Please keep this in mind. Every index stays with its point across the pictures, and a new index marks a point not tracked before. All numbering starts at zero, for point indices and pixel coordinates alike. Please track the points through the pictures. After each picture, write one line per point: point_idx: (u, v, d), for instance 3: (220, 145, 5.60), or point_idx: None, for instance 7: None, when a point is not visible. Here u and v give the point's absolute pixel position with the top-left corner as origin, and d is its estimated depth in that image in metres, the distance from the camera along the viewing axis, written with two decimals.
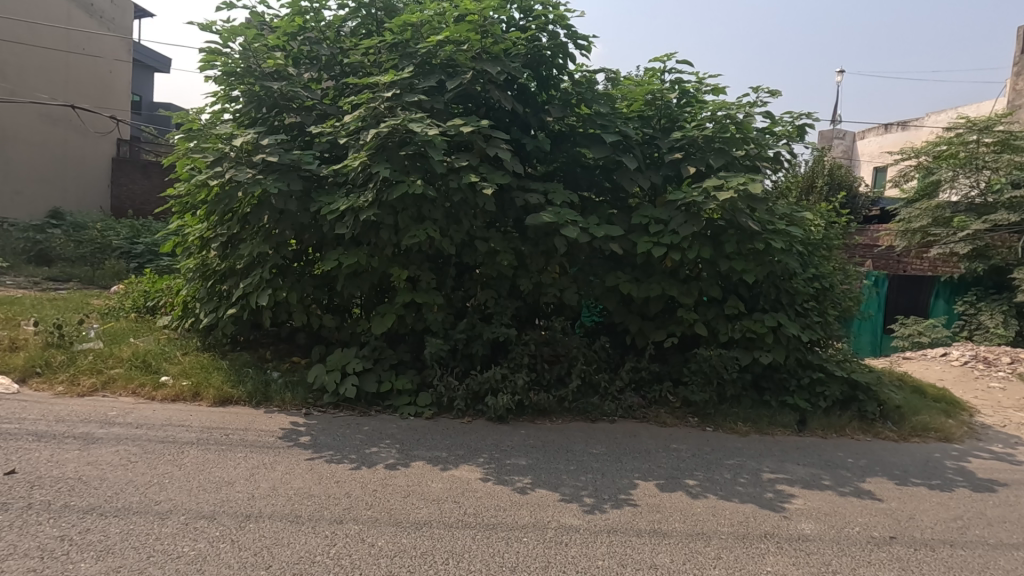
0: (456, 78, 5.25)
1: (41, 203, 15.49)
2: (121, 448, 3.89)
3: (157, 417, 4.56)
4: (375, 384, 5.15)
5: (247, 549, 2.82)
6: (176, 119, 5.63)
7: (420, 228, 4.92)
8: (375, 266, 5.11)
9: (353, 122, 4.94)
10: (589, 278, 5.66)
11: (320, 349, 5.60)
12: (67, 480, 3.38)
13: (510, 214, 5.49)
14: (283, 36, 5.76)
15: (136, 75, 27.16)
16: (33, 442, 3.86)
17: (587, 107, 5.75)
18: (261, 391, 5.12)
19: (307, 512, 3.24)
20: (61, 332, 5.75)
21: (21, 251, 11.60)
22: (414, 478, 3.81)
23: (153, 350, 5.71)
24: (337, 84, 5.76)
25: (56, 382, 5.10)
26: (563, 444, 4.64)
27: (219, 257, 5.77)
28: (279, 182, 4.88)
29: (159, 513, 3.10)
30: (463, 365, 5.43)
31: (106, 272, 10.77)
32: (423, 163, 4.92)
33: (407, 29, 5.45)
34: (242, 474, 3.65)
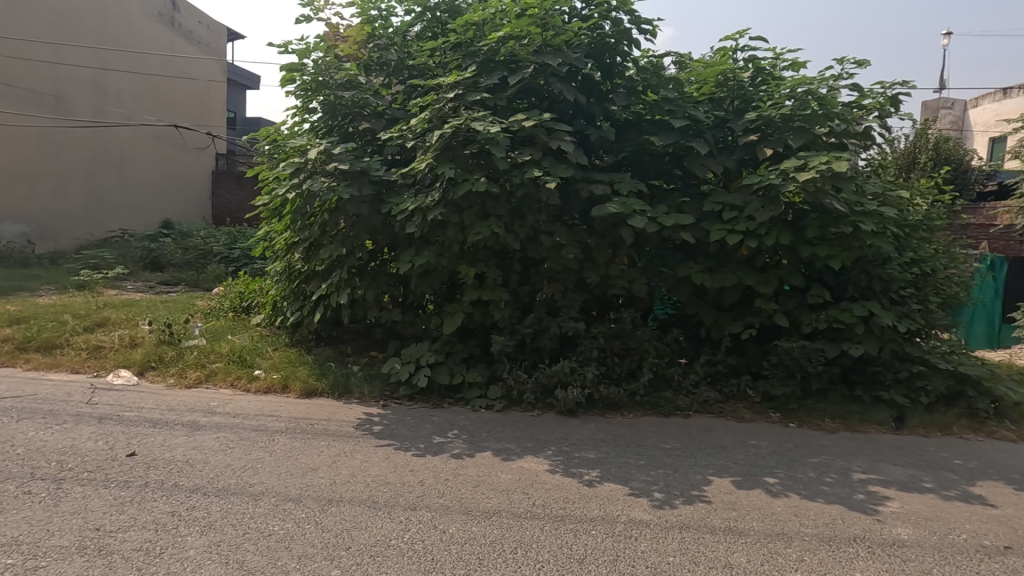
0: (518, 73, 5.26)
1: (154, 215, 17.19)
2: (222, 435, 4.27)
3: (252, 407, 4.96)
4: (447, 377, 5.31)
5: (329, 531, 3.02)
6: (262, 133, 6.05)
7: (485, 225, 5.02)
8: (444, 264, 5.26)
9: (419, 124, 5.10)
10: (658, 269, 5.52)
11: (396, 344, 5.84)
12: (177, 462, 3.77)
13: (575, 207, 5.46)
14: (354, 46, 6.03)
15: (232, 94, 29.47)
16: (149, 428, 4.33)
17: (654, 93, 5.60)
18: (343, 384, 5.43)
19: (384, 497, 3.41)
20: (171, 331, 6.37)
21: (138, 258, 12.90)
22: (484, 468, 3.90)
23: (248, 346, 6.20)
24: (405, 88, 5.98)
25: (168, 375, 5.68)
26: (634, 438, 4.57)
27: (302, 259, 6.17)
28: (352, 188, 5.14)
29: (253, 495, 3.38)
30: (532, 359, 5.48)
31: (209, 276, 11.71)
32: (487, 161, 4.99)
33: (470, 29, 5.53)
34: (325, 461, 3.90)
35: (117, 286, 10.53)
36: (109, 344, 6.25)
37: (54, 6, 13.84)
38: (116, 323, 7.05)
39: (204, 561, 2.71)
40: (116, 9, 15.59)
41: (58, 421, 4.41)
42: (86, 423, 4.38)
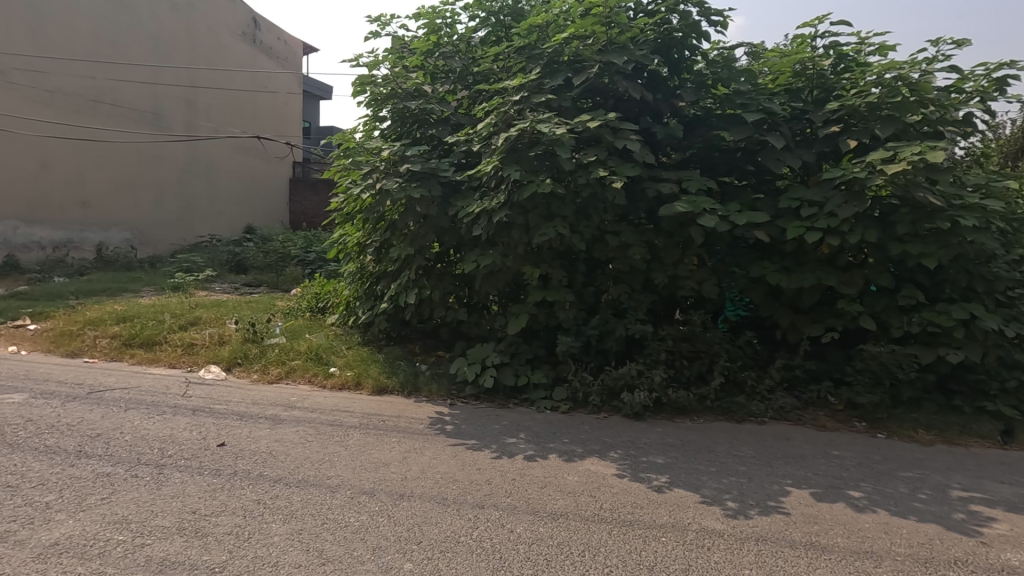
0: (583, 73, 5.21)
1: (237, 220, 18.43)
2: (301, 429, 4.51)
3: (327, 402, 5.22)
4: (512, 378, 5.35)
5: (401, 525, 3.12)
6: (336, 140, 6.33)
7: (550, 226, 5.02)
8: (509, 265, 5.29)
9: (485, 128, 5.17)
10: (730, 269, 5.31)
11: (462, 344, 5.95)
12: (262, 453, 4.02)
13: (642, 206, 5.35)
14: (421, 55, 6.19)
15: (307, 105, 31.09)
16: (237, 421, 4.64)
17: (725, 87, 5.38)
18: (412, 382, 5.60)
19: (453, 494, 3.49)
20: (255, 329, 6.80)
21: (224, 262, 13.74)
22: (551, 470, 3.90)
23: (324, 344, 6.51)
24: (470, 93, 6.08)
25: (252, 371, 6.08)
26: (705, 444, 4.42)
27: (373, 261, 6.40)
28: (421, 191, 5.29)
29: (331, 487, 3.55)
30: (597, 360, 5.43)
31: (287, 278, 12.32)
32: (552, 162, 4.98)
33: (534, 32, 5.54)
34: (396, 457, 4.03)
35: (207, 287, 11.35)
36: (201, 341, 6.77)
37: (152, 31, 15.14)
38: (207, 322, 7.60)
39: (288, 547, 2.88)
40: (206, 31, 16.85)
41: (158, 412, 4.81)
42: (182, 414, 4.75)
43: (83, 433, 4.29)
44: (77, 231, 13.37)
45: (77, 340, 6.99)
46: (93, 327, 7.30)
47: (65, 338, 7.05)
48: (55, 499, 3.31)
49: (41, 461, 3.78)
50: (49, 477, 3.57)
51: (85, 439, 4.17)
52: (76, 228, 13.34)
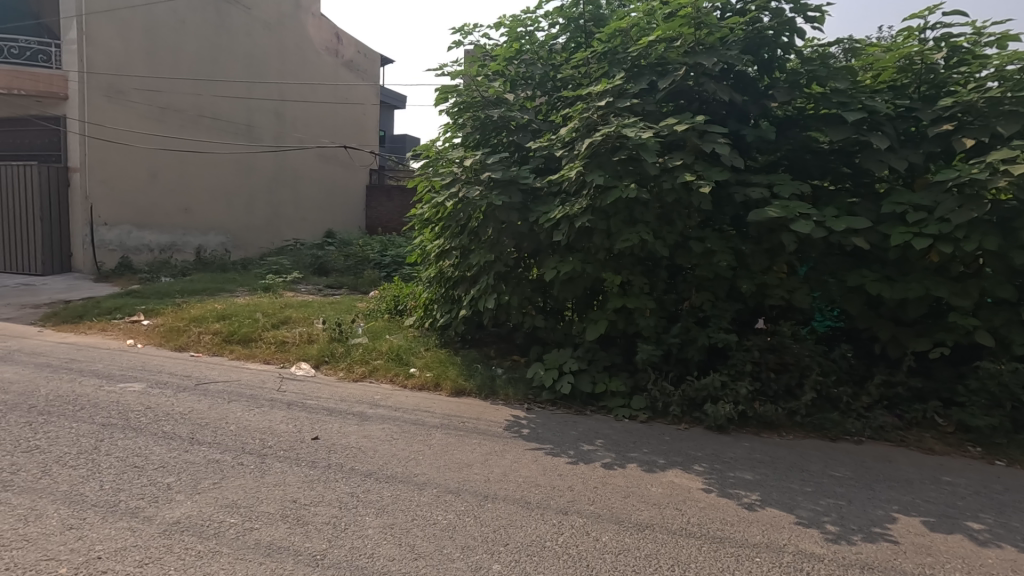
0: (669, 76, 5.11)
1: (319, 225, 19.45)
2: (386, 427, 4.69)
3: (409, 402, 5.40)
4: (590, 385, 5.31)
5: (487, 526, 3.17)
6: (418, 149, 6.55)
7: (633, 232, 4.97)
8: (588, 271, 5.26)
9: (568, 133, 5.18)
10: (824, 277, 5.03)
11: (538, 350, 5.97)
12: (353, 448, 4.22)
13: (728, 212, 5.18)
14: (503, 63, 6.29)
15: (383, 115, 32.49)
16: (327, 416, 4.90)
17: (821, 86, 5.11)
18: (489, 385, 5.68)
19: (536, 499, 3.51)
20: (340, 330, 7.15)
21: (307, 264, 14.46)
22: (633, 479, 3.83)
23: (404, 345, 6.73)
24: (550, 99, 6.12)
25: (339, 369, 6.39)
26: (796, 462, 4.20)
27: (452, 265, 6.56)
28: (502, 198, 5.38)
29: (418, 484, 3.67)
30: (677, 370, 5.29)
31: (365, 280, 12.86)
32: (635, 167, 4.93)
33: (617, 36, 5.50)
34: (478, 458, 4.11)
35: (293, 288, 12.07)
36: (291, 340, 7.19)
37: (249, 50, 16.31)
38: (296, 321, 8.07)
39: (382, 540, 3.00)
40: (294, 47, 17.94)
41: (257, 404, 5.15)
42: (278, 408, 5.07)
43: (194, 422, 4.67)
44: (180, 235, 14.62)
45: (184, 335, 7.63)
46: (198, 324, 7.94)
47: (174, 333, 7.71)
48: (175, 480, 3.63)
49: (160, 446, 4.15)
50: (168, 460, 3.91)
51: (197, 427, 4.54)
52: (179, 232, 14.58)
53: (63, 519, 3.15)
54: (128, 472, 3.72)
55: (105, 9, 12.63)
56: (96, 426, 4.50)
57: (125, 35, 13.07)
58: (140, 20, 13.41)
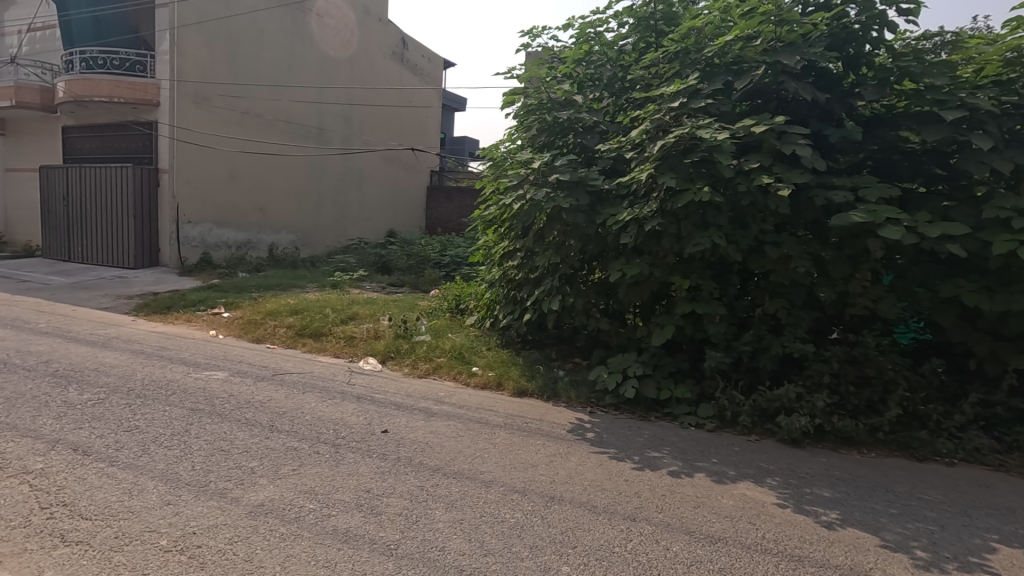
0: (746, 75, 4.96)
1: (381, 225, 20.06)
2: (451, 423, 4.79)
3: (472, 400, 5.48)
4: (655, 391, 5.21)
5: (555, 527, 3.18)
6: (485, 151, 6.63)
7: (705, 236, 4.85)
8: (656, 275, 5.17)
9: (638, 135, 5.12)
10: (913, 286, 4.72)
11: (600, 353, 5.91)
12: (420, 443, 4.33)
13: (807, 216, 4.96)
14: (571, 64, 6.29)
15: (444, 118, 33.28)
16: (395, 410, 5.05)
17: (914, 82, 4.80)
18: (551, 387, 5.67)
19: (603, 503, 3.48)
20: (405, 327, 7.35)
21: (371, 262, 14.94)
22: (702, 489, 3.74)
23: (466, 344, 6.83)
24: (618, 101, 6.06)
25: (404, 365, 6.58)
26: (880, 482, 3.96)
27: (515, 267, 6.60)
28: (570, 200, 5.38)
29: (485, 481, 3.72)
30: (748, 379, 5.11)
31: (426, 280, 13.16)
32: (709, 169, 4.82)
33: (691, 35, 5.37)
34: (543, 459, 4.13)
35: (358, 285, 12.51)
36: (359, 335, 7.45)
37: (321, 56, 17.04)
38: (363, 317, 8.35)
39: (452, 534, 3.07)
40: (363, 53, 18.58)
41: (330, 396, 5.38)
42: (349, 400, 5.27)
43: (273, 410, 4.93)
44: (255, 233, 15.44)
45: (260, 328, 8.07)
46: (273, 317, 8.37)
47: (252, 325, 8.17)
48: (258, 465, 3.85)
49: (244, 431, 4.41)
50: (251, 446, 4.15)
51: (276, 415, 4.80)
52: (254, 230, 15.41)
53: (161, 494, 3.40)
54: (216, 455, 3.97)
55: (194, 22, 13.54)
56: (186, 410, 4.83)
57: (211, 45, 13.95)
58: (224, 31, 14.27)
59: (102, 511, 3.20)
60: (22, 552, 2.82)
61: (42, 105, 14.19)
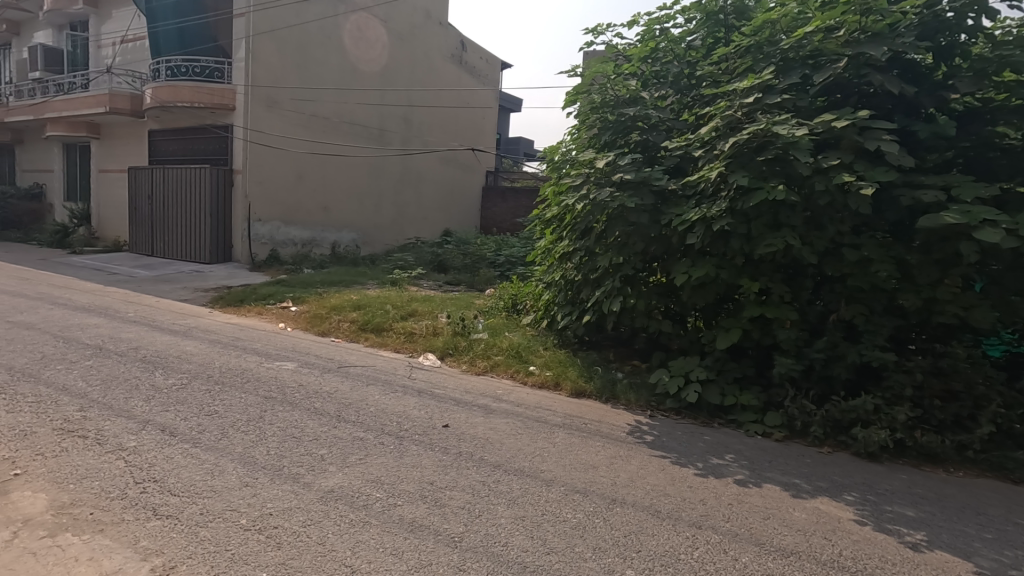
0: (826, 69, 4.76)
1: (438, 224, 20.43)
2: (510, 421, 4.81)
3: (530, 399, 5.49)
4: (718, 397, 5.05)
5: (618, 530, 3.14)
6: (547, 151, 6.63)
7: (777, 236, 4.68)
8: (724, 277, 5.03)
9: (708, 132, 5.00)
10: (1010, 295, 4.37)
11: (661, 356, 5.79)
12: (481, 439, 4.38)
13: (890, 217, 4.68)
14: (636, 62, 6.19)
15: (500, 119, 33.64)
16: (455, 406, 5.14)
17: (1017, 73, 4.47)
18: (609, 388, 5.60)
19: (666, 508, 3.41)
20: (463, 324, 7.44)
21: (428, 261, 15.21)
22: (772, 501, 3.59)
23: (523, 343, 6.84)
24: (684, 98, 5.93)
25: (462, 362, 6.68)
26: (970, 503, 3.68)
27: (574, 267, 6.56)
28: (634, 199, 5.32)
29: (546, 480, 3.72)
30: (820, 388, 4.88)
31: (481, 279, 13.29)
32: (783, 167, 4.66)
33: (765, 28, 5.20)
34: (603, 461, 4.08)
35: (415, 283, 12.78)
36: (419, 331, 7.62)
37: (384, 60, 17.54)
38: (421, 313, 8.53)
39: (515, 531, 3.09)
40: (423, 56, 18.99)
41: (392, 389, 5.53)
42: (410, 394, 5.40)
43: (339, 401, 5.12)
44: (319, 231, 16.06)
45: (325, 322, 8.40)
46: (337, 312, 8.69)
47: (318, 319, 8.51)
48: (327, 452, 4.00)
49: (313, 420, 4.60)
50: (321, 434, 4.33)
51: (342, 406, 4.98)
52: (319, 229, 16.04)
53: (240, 476, 3.60)
54: (288, 441, 4.16)
55: (268, 30, 14.24)
56: (260, 397, 5.09)
57: (283, 52, 14.63)
58: (295, 37, 14.94)
59: (188, 489, 3.42)
60: (120, 522, 3.05)
61: (131, 111, 15.29)
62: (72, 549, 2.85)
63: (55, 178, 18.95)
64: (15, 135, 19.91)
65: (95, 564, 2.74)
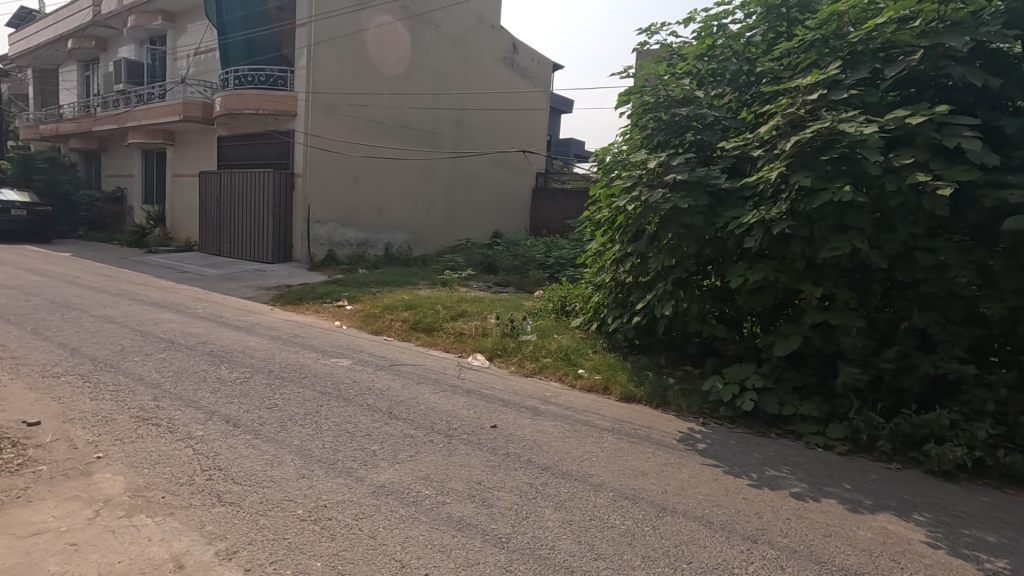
0: (899, 62, 4.50)
1: (488, 226, 20.62)
2: (559, 424, 4.79)
3: (579, 402, 5.44)
4: (776, 406, 4.84)
5: (668, 539, 3.06)
6: (598, 152, 6.58)
7: (843, 239, 4.46)
8: (783, 281, 4.83)
9: (768, 131, 4.83)
10: None
11: (715, 362, 5.62)
12: (528, 440, 4.38)
13: (970, 219, 4.37)
14: (692, 60, 6.05)
15: (551, 121, 33.67)
16: (503, 406, 5.16)
17: None
18: (660, 394, 5.48)
19: (720, 520, 3.30)
20: (512, 326, 7.47)
21: (478, 261, 15.36)
22: (834, 517, 3.41)
23: (572, 345, 6.79)
24: (742, 97, 5.75)
25: (511, 363, 6.70)
26: None
27: (624, 269, 6.46)
28: (688, 200, 5.19)
29: (594, 485, 3.68)
30: (888, 401, 4.60)
31: (530, 280, 13.33)
32: (850, 167, 4.43)
33: (831, 21, 4.97)
34: (653, 468, 3.99)
35: (466, 284, 12.94)
36: (468, 331, 7.71)
37: (438, 64, 17.86)
38: (471, 314, 8.62)
39: (562, 534, 3.07)
40: (476, 59, 19.22)
41: (442, 388, 5.62)
42: (460, 394, 5.47)
43: (391, 398, 5.24)
44: (374, 232, 16.53)
45: (379, 321, 8.64)
46: (390, 311, 8.91)
47: (371, 318, 8.76)
48: (379, 448, 4.11)
49: (366, 416, 4.74)
50: (373, 430, 4.45)
51: (393, 403, 5.10)
52: (373, 230, 16.50)
53: (298, 468, 3.75)
54: (342, 435, 4.30)
55: (329, 38, 14.79)
56: (317, 392, 5.28)
57: (342, 59, 15.16)
58: (354, 45, 15.45)
59: (250, 478, 3.58)
60: (188, 506, 3.24)
61: (203, 118, 16.21)
62: (146, 528, 3.04)
63: (135, 183, 20.35)
64: (101, 142, 21.52)
65: (165, 545, 2.91)
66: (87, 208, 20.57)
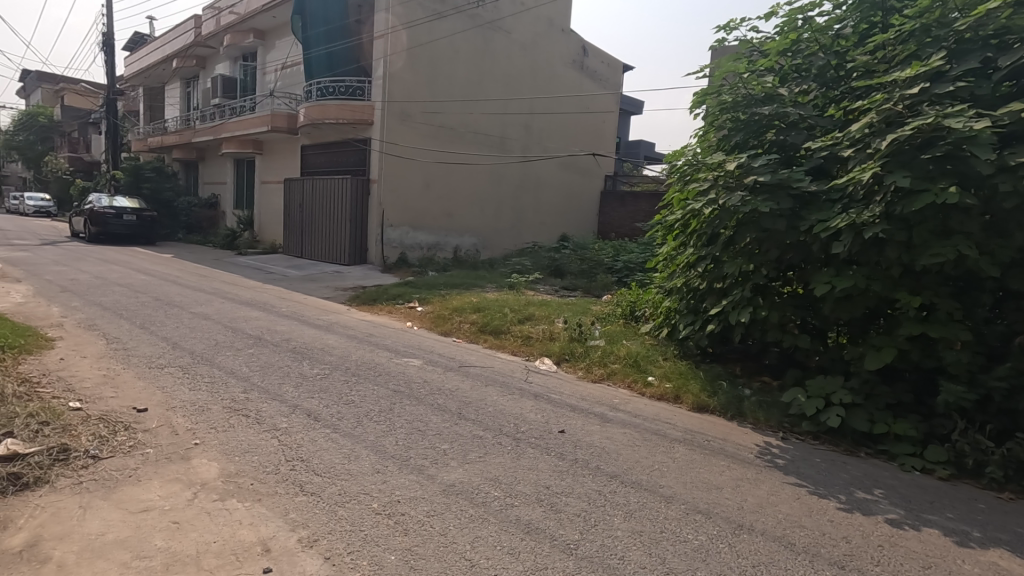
0: (1015, 50, 4.09)
1: (555, 229, 20.59)
2: (627, 432, 4.70)
3: (648, 411, 5.32)
4: (866, 423, 4.51)
5: (745, 558, 2.93)
6: (671, 154, 6.40)
7: (947, 245, 4.10)
8: (876, 289, 4.50)
9: (859, 129, 4.52)
10: None
11: (796, 374, 5.31)
12: (596, 447, 4.33)
13: None
14: (774, 56, 5.77)
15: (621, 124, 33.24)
16: (571, 412, 5.13)
17: None
18: (735, 405, 5.25)
19: (802, 542, 3.11)
20: (579, 330, 7.41)
21: (546, 265, 15.38)
22: (934, 548, 3.13)
23: (642, 352, 6.65)
24: (830, 93, 5.42)
25: (578, 368, 6.66)
26: None
27: (697, 274, 6.25)
28: (769, 203, 4.95)
29: (665, 496, 3.58)
30: (999, 423, 4.18)
31: (598, 284, 13.20)
32: (956, 166, 4.07)
33: (934, 8, 4.59)
34: (728, 482, 3.83)
35: (533, 287, 13.00)
36: (535, 335, 7.73)
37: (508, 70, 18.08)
38: (538, 318, 8.63)
39: (631, 545, 3.01)
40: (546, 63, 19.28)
41: (510, 391, 5.68)
42: (527, 397, 5.50)
43: (460, 398, 5.35)
44: (444, 236, 16.94)
45: (448, 322, 8.84)
46: (459, 313, 9.10)
47: (441, 319, 8.99)
48: (449, 447, 4.20)
49: (436, 415, 4.86)
50: (443, 429, 4.56)
51: (462, 404, 5.20)
52: (443, 233, 16.91)
53: (372, 463, 3.90)
54: (414, 433, 4.44)
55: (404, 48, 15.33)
56: (389, 391, 5.48)
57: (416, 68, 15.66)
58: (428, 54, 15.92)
59: (330, 470, 3.77)
60: (274, 494, 3.45)
61: (288, 128, 17.22)
62: (237, 512, 3.27)
63: (228, 189, 21.95)
64: (199, 152, 23.39)
65: (254, 529, 3.11)
66: (186, 213, 22.38)
